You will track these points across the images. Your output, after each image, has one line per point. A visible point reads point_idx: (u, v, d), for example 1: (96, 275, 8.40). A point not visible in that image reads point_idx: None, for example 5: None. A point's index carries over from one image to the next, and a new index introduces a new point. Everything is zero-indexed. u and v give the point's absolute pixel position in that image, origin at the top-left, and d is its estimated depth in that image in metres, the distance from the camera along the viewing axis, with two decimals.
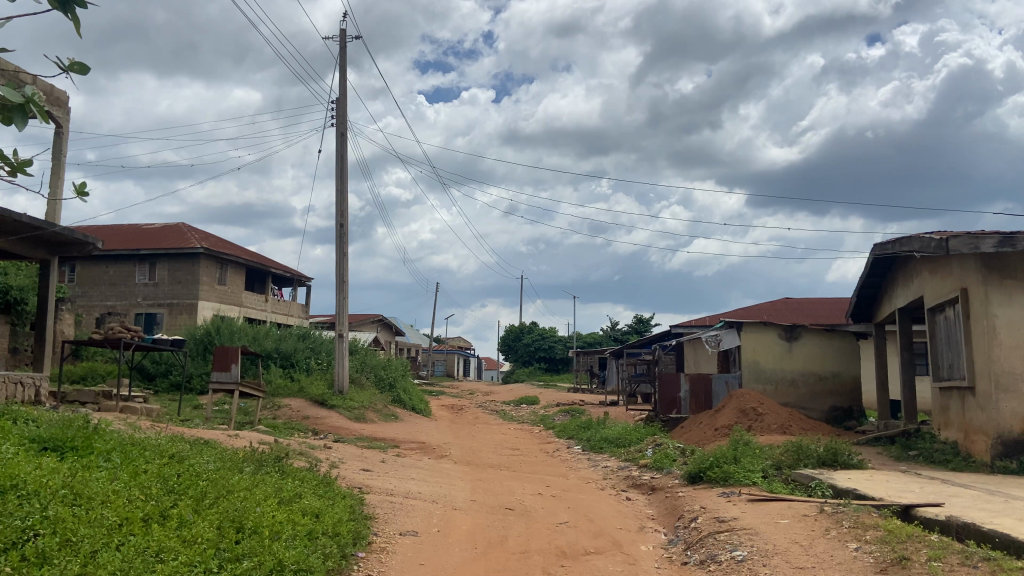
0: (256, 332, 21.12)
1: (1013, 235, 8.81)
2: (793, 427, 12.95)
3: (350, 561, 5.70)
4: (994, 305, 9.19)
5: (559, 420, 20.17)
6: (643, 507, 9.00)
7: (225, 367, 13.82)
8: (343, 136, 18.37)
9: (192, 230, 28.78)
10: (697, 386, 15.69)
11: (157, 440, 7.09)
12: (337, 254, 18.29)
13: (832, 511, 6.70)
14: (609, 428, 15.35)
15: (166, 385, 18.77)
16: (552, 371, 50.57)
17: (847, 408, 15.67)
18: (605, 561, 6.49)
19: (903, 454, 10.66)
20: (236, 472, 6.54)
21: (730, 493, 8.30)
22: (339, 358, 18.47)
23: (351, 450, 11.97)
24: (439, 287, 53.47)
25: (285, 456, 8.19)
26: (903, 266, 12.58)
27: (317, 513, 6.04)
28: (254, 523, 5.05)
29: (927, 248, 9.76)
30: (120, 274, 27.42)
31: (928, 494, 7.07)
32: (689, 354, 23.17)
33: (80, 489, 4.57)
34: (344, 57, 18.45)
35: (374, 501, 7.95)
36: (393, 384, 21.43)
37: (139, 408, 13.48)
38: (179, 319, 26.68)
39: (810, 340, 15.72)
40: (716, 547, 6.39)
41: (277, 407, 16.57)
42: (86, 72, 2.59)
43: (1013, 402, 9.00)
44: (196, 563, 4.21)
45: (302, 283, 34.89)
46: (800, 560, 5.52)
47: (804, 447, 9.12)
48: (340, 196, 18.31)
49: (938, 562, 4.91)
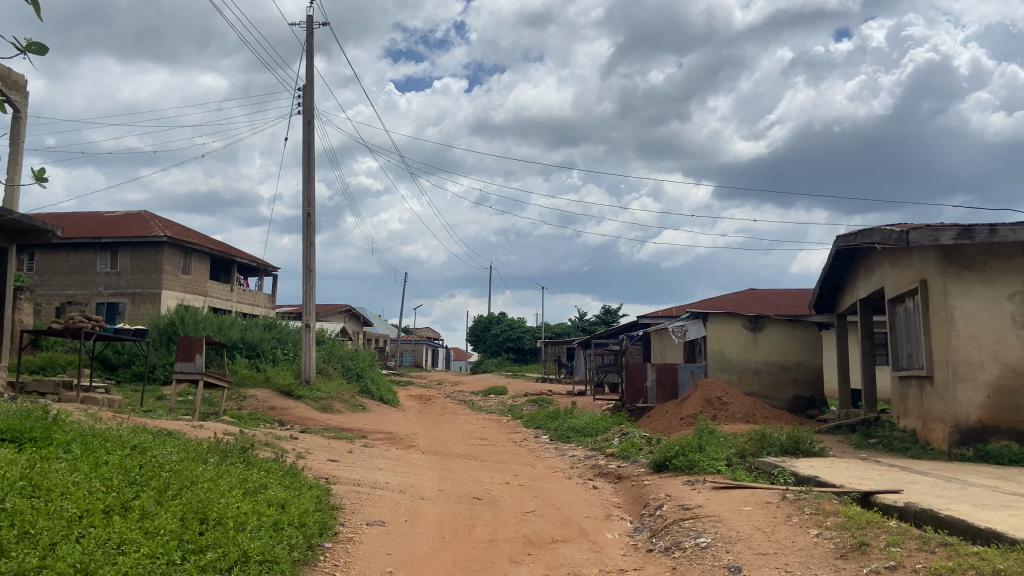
0: (221, 322, 20.84)
1: (971, 227, 8.99)
2: (757, 416, 13.15)
3: (316, 552, 5.70)
4: (952, 296, 9.40)
5: (527, 410, 20.31)
6: (610, 495, 9.08)
7: (188, 357, 13.56)
8: (309, 124, 18.17)
9: (155, 219, 28.25)
10: (663, 375, 15.97)
11: (118, 430, 6.99)
12: (303, 243, 18.11)
13: (794, 497, 6.81)
14: (575, 418, 15.46)
15: (129, 375, 18.58)
16: (520, 362, 50.93)
17: (809, 396, 15.93)
18: (572, 549, 6.53)
19: (863, 443, 10.84)
20: (199, 463, 6.45)
21: (695, 481, 8.40)
22: (306, 348, 18.23)
23: (318, 441, 11.85)
24: (361, 311, 45.23)
25: (250, 447, 8.07)
26: (864, 257, 12.76)
27: (283, 504, 5.99)
28: (218, 514, 4.99)
29: (888, 240, 9.93)
30: (81, 263, 26.89)
31: (886, 481, 7.21)
32: (656, 344, 23.43)
33: (39, 480, 4.49)
34: (311, 43, 18.21)
35: (341, 492, 7.91)
36: (361, 374, 21.27)
37: (101, 399, 13.23)
38: (142, 308, 26.28)
39: (774, 329, 15.90)
40: (681, 534, 6.47)
41: (243, 397, 16.43)
42: (44, 54, 2.52)
43: (969, 391, 9.21)
44: (158, 555, 4.15)
45: (268, 272, 34.49)
46: (762, 546, 5.63)
47: (767, 435, 9.25)
48: (306, 185, 18.12)
49: (897, 547, 5.00)
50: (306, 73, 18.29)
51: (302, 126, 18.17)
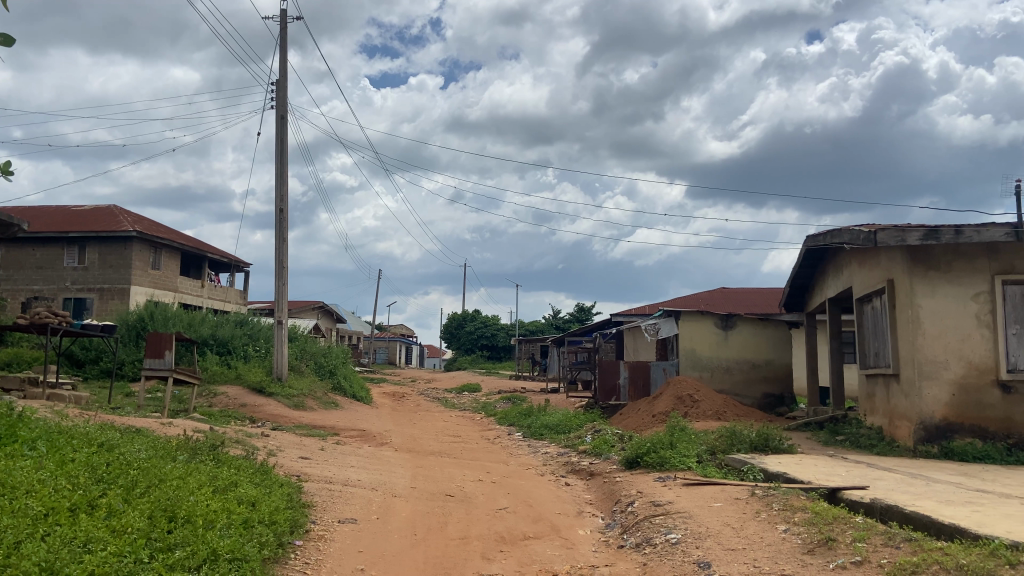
0: (191, 319, 20.62)
1: (937, 228, 9.16)
2: (727, 414, 13.28)
3: (287, 550, 5.67)
4: (918, 296, 9.56)
5: (500, 407, 20.33)
6: (582, 492, 9.13)
7: (158, 354, 13.39)
8: (283, 120, 18.02)
9: (124, 214, 27.85)
10: (636, 373, 16.07)
11: (85, 428, 6.89)
12: (276, 239, 17.96)
13: (763, 494, 6.90)
14: (548, 415, 15.51)
15: (97, 371, 18.32)
16: (494, 359, 50.93)
17: (779, 394, 16.12)
18: (543, 546, 6.56)
19: (831, 440, 11.00)
20: (167, 461, 6.38)
21: (666, 477, 8.47)
22: (278, 345, 18.09)
23: (289, 438, 11.77)
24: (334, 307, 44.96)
25: (220, 444, 8.00)
26: (833, 257, 12.93)
27: (253, 502, 5.94)
28: (187, 512, 4.94)
29: (857, 240, 10.07)
30: (48, 258, 26.44)
31: (853, 477, 7.33)
32: (629, 342, 23.56)
33: (3, 478, 4.41)
34: (284, 38, 18.04)
35: (312, 489, 7.88)
36: (333, 371, 21.15)
37: (67, 395, 13.03)
38: (110, 304, 25.91)
39: (745, 328, 16.06)
40: (652, 530, 6.52)
41: (213, 394, 16.27)
42: (7, 44, 2.47)
43: (934, 388, 9.38)
44: (125, 553, 4.10)
45: (240, 268, 34.16)
46: (731, 542, 5.70)
47: (737, 432, 9.35)
48: (279, 180, 17.96)
49: (863, 542, 5.09)
50: (279, 67, 18.13)
51: (275, 121, 18.01)
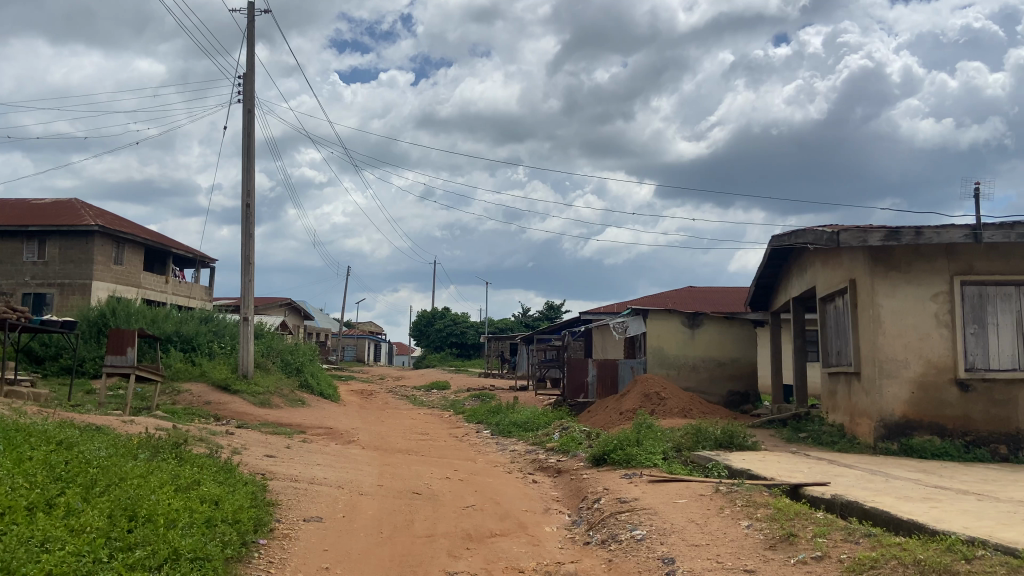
0: (155, 315, 20.30)
1: (898, 229, 9.33)
2: (693, 411, 13.41)
3: (250, 549, 5.61)
4: (880, 296, 9.73)
5: (469, 405, 20.31)
6: (549, 489, 9.16)
7: (120, 351, 13.16)
8: (250, 113, 17.80)
9: (86, 208, 27.33)
10: (603, 371, 16.16)
11: (43, 425, 6.75)
12: (243, 235, 17.75)
13: (727, 490, 6.98)
14: (516, 412, 15.55)
15: (57, 368, 17.97)
16: (463, 357, 50.84)
17: (743, 392, 16.32)
18: (510, 543, 6.57)
19: (794, 437, 11.17)
20: (129, 459, 6.28)
21: (632, 474, 8.53)
22: (244, 341, 17.89)
23: (255, 436, 11.66)
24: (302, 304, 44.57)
25: (183, 442, 7.89)
26: (797, 257, 13.10)
27: (217, 500, 5.87)
28: (148, 511, 4.87)
29: (820, 240, 10.23)
30: (6, 252, 25.86)
31: (815, 474, 7.45)
32: (597, 340, 23.67)
33: None
34: (253, 30, 17.81)
35: (277, 488, 7.81)
36: (301, 368, 20.96)
37: (25, 393, 12.76)
38: (71, 299, 25.42)
39: (711, 326, 16.23)
40: (618, 527, 6.57)
41: (177, 392, 16.04)
42: None
43: (894, 386, 9.56)
44: (84, 553, 4.03)
45: (205, 264, 33.70)
46: (695, 538, 5.76)
47: (702, 430, 9.44)
48: (246, 175, 17.75)
49: (823, 538, 5.18)
50: (247, 60, 17.90)
51: (242, 115, 17.79)
